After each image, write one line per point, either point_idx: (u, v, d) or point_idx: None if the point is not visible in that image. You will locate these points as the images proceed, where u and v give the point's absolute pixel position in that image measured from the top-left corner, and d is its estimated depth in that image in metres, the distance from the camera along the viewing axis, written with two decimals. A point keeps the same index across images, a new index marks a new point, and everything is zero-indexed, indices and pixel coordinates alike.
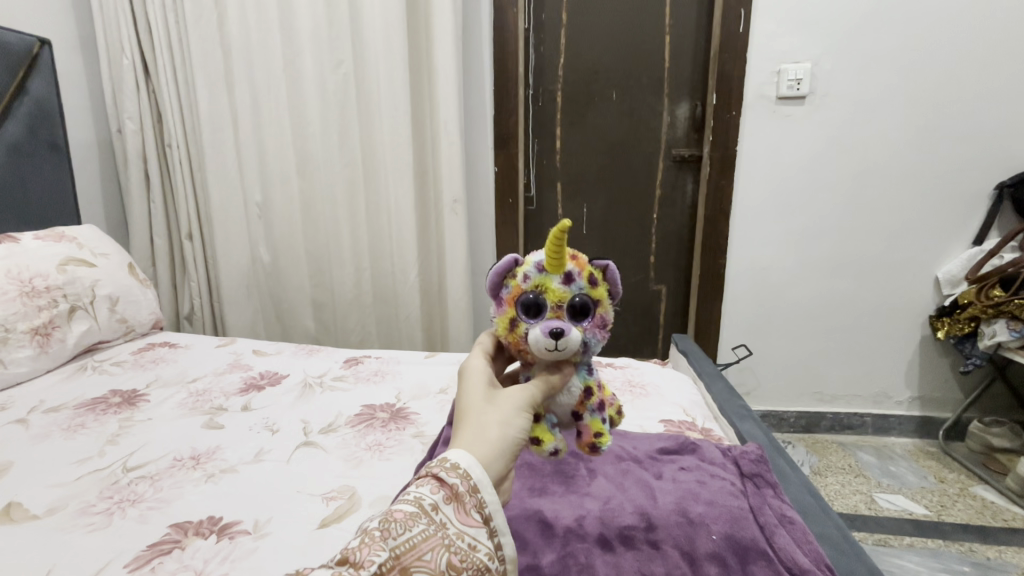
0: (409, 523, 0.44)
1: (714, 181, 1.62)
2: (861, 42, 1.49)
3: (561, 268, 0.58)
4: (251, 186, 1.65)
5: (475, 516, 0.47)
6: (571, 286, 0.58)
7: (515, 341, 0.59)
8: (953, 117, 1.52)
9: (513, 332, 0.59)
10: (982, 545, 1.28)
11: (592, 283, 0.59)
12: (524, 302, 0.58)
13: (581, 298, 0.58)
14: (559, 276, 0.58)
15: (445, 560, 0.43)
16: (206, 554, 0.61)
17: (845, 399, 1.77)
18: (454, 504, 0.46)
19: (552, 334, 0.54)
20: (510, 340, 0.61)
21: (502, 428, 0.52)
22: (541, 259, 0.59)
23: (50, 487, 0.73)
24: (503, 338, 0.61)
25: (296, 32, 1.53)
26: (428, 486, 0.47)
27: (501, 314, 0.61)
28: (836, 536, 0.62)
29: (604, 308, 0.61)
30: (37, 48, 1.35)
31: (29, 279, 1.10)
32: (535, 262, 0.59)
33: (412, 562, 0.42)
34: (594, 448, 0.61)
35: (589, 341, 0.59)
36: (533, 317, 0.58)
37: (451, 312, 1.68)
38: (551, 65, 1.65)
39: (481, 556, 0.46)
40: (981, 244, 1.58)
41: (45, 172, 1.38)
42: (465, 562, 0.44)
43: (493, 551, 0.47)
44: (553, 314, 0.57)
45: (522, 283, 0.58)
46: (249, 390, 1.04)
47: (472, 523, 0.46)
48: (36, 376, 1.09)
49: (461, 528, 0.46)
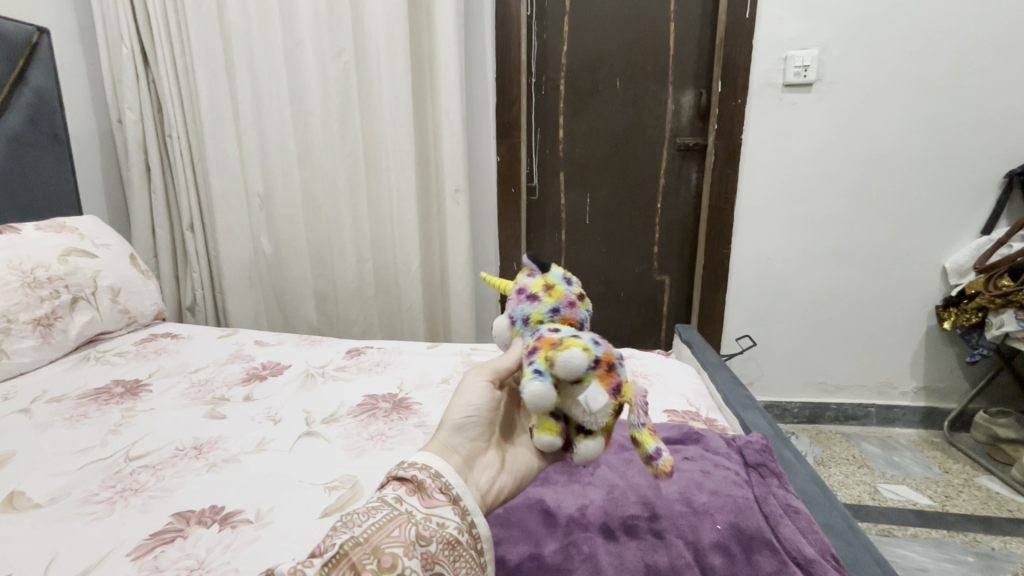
0: (373, 511, 0.46)
1: (719, 170, 1.60)
2: (871, 27, 1.46)
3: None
4: (251, 175, 1.64)
5: (439, 498, 0.48)
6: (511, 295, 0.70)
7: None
8: (963, 104, 1.50)
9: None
10: (987, 536, 1.27)
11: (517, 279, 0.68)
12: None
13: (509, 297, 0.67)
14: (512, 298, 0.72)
15: (413, 533, 0.45)
16: (208, 543, 0.61)
17: (850, 390, 1.77)
18: (417, 494, 0.48)
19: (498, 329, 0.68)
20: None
21: (453, 411, 0.56)
22: None
23: (53, 476, 0.73)
24: None
25: (297, 20, 1.51)
26: (390, 486, 0.49)
27: None
28: (842, 527, 0.61)
29: (520, 285, 0.64)
30: (36, 37, 1.34)
31: (31, 270, 1.09)
32: None
33: (382, 540, 0.43)
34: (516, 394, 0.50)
35: (509, 312, 0.63)
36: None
37: (454, 303, 1.67)
38: (555, 52, 1.62)
39: (450, 531, 0.47)
40: (990, 234, 1.55)
41: (45, 163, 1.38)
42: (434, 535, 0.46)
43: (463, 525, 0.48)
44: None
45: None
46: (250, 381, 1.04)
47: (437, 504, 0.48)
48: (39, 367, 1.09)
49: (426, 511, 0.47)
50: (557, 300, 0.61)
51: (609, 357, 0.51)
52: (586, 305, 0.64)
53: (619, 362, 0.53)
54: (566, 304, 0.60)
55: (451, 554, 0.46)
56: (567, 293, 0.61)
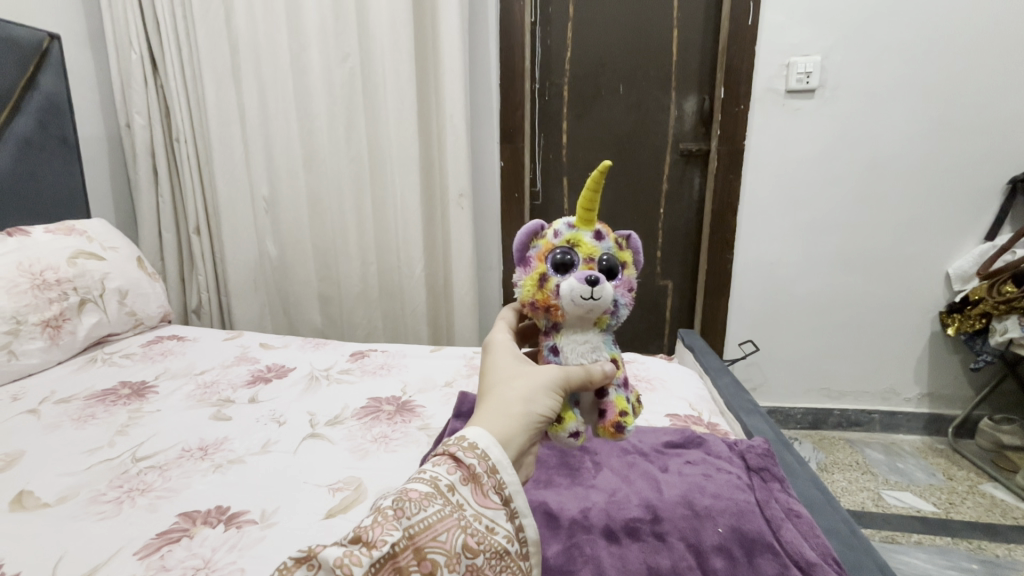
0: (425, 502, 0.43)
1: (721, 176, 1.60)
2: (872, 34, 1.47)
3: (592, 227, 0.62)
4: (258, 180, 1.66)
5: (492, 498, 0.46)
6: (600, 244, 0.61)
7: (550, 297, 0.59)
8: (966, 110, 1.50)
9: (548, 288, 0.59)
10: (992, 543, 1.27)
11: (618, 248, 0.64)
12: (558, 259, 0.60)
13: (609, 259, 0.61)
14: (589, 233, 0.61)
15: (460, 541, 0.42)
16: (214, 543, 0.61)
17: (853, 396, 1.76)
18: (471, 485, 0.46)
19: (589, 282, 0.56)
20: (545, 301, 0.60)
21: (520, 399, 0.52)
22: (570, 220, 0.63)
23: (62, 475, 0.74)
24: (529, 296, 0.62)
25: (304, 26, 1.53)
26: (444, 466, 0.46)
27: (530, 274, 0.62)
28: (843, 531, 0.61)
29: (629, 274, 0.64)
30: (47, 43, 1.36)
31: (40, 272, 1.11)
32: (566, 222, 0.62)
33: (427, 542, 0.41)
34: (619, 429, 0.59)
35: (617, 299, 0.60)
36: (563, 273, 0.60)
37: (456, 307, 1.68)
38: (558, 59, 1.64)
39: (499, 539, 0.45)
40: (993, 240, 1.55)
41: (56, 166, 1.40)
42: (482, 544, 0.43)
43: (512, 533, 0.46)
44: (585, 266, 0.59)
45: (553, 241, 0.61)
46: (256, 382, 1.05)
47: (489, 505, 0.46)
48: (47, 368, 1.10)
49: (478, 509, 0.45)
50: None
51: None
52: None
53: None
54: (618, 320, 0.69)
55: (498, 564, 0.44)
56: None
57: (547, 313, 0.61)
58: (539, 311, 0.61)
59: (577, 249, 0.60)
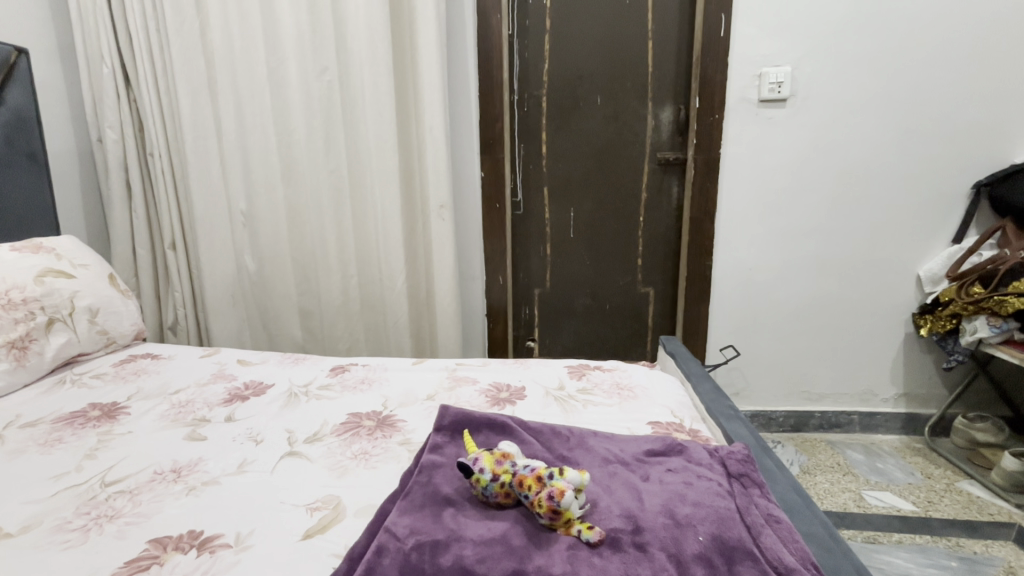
0: None
1: (698, 185, 1.63)
2: (839, 47, 1.52)
3: (490, 472, 0.65)
4: (235, 195, 1.63)
5: None
6: (498, 483, 0.64)
7: (503, 460, 0.67)
8: (929, 119, 1.55)
9: (505, 484, 0.64)
10: (969, 541, 1.29)
11: (502, 484, 0.64)
12: (486, 500, 0.66)
13: (509, 483, 0.64)
14: (494, 481, 0.64)
15: None
16: (186, 569, 0.60)
17: (833, 398, 1.79)
18: None
19: (501, 493, 0.64)
20: (514, 480, 0.64)
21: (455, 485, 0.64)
22: (492, 479, 0.64)
23: (25, 504, 0.71)
24: (493, 473, 0.65)
25: (281, 39, 1.52)
26: None
27: (487, 465, 0.66)
28: (822, 535, 0.62)
29: (541, 505, 0.60)
30: (14, 56, 1.33)
31: (5, 292, 1.07)
32: (491, 478, 0.64)
33: None
34: (562, 520, 0.60)
35: (524, 494, 0.62)
36: (496, 485, 0.64)
37: (439, 317, 1.67)
38: (536, 72, 1.66)
39: None
40: (960, 243, 1.60)
41: (23, 182, 1.36)
42: None
43: None
44: (502, 487, 0.64)
45: (491, 472, 0.65)
46: (233, 400, 1.03)
47: None
48: (12, 391, 1.06)
49: None
50: (547, 513, 0.60)
51: (562, 518, 0.60)
52: (558, 513, 0.60)
53: (550, 514, 0.60)
54: (548, 512, 0.60)
55: None
56: (548, 516, 0.60)
57: (525, 495, 0.62)
58: (498, 480, 0.64)
59: (483, 485, 0.64)
